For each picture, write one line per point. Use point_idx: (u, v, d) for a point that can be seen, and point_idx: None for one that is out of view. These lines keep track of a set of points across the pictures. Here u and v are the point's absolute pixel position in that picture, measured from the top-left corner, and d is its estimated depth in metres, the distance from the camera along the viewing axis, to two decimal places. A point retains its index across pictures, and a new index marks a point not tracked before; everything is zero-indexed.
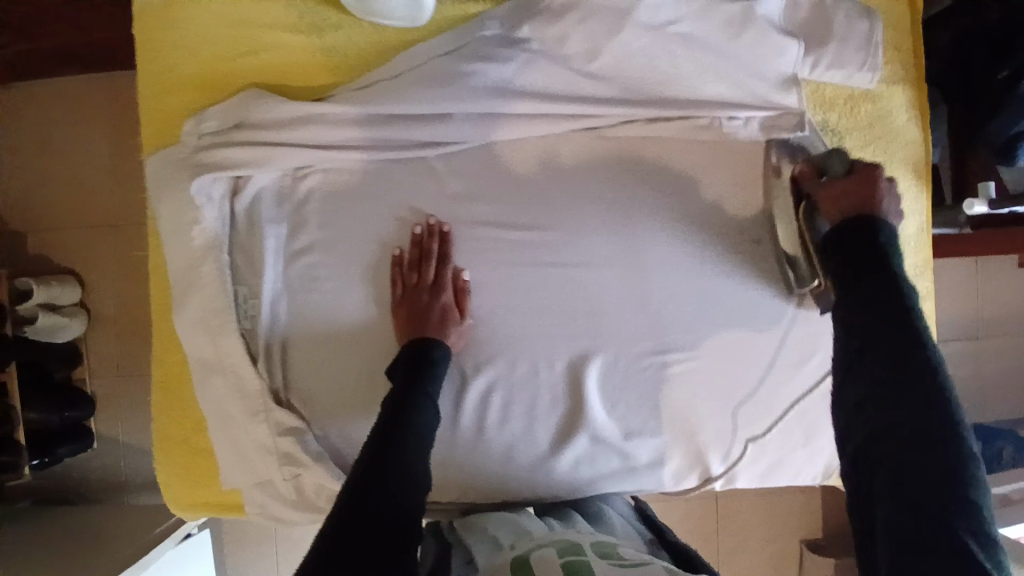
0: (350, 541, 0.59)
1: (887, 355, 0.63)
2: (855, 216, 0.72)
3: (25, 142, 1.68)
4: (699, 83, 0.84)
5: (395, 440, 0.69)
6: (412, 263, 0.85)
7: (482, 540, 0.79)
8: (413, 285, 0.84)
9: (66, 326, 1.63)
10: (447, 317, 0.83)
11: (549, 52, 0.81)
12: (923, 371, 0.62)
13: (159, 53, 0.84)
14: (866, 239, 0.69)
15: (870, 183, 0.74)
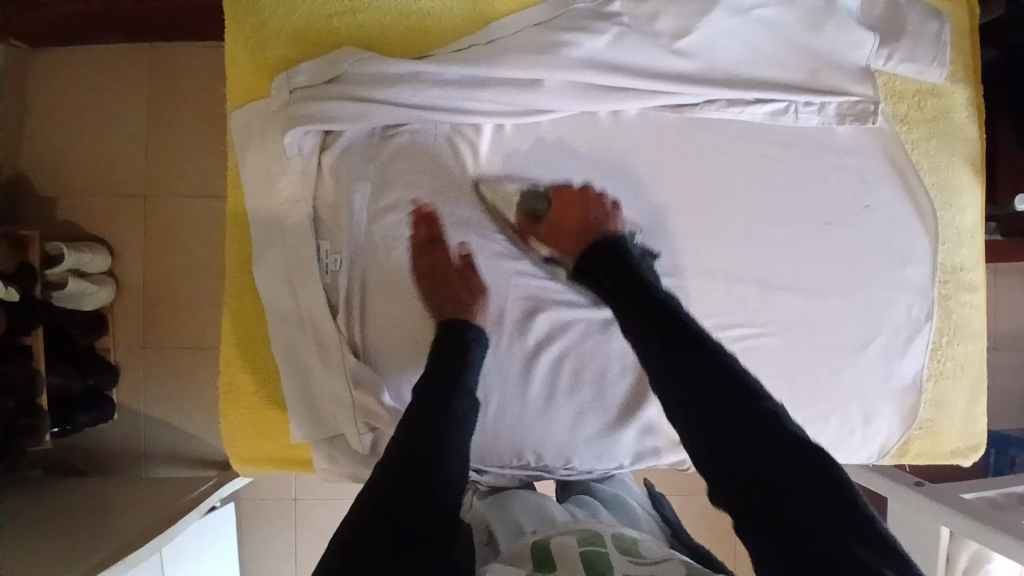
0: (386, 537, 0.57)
1: (692, 360, 0.68)
2: (588, 247, 0.83)
3: (59, 107, 1.66)
4: (780, 69, 0.86)
5: (440, 425, 0.68)
6: (416, 248, 0.84)
7: (505, 519, 0.79)
8: (422, 270, 0.83)
9: (93, 293, 1.61)
10: (475, 299, 0.82)
11: (639, 28, 0.83)
12: (722, 367, 0.67)
13: (252, 5, 0.84)
14: (612, 265, 0.80)
15: (581, 204, 0.85)
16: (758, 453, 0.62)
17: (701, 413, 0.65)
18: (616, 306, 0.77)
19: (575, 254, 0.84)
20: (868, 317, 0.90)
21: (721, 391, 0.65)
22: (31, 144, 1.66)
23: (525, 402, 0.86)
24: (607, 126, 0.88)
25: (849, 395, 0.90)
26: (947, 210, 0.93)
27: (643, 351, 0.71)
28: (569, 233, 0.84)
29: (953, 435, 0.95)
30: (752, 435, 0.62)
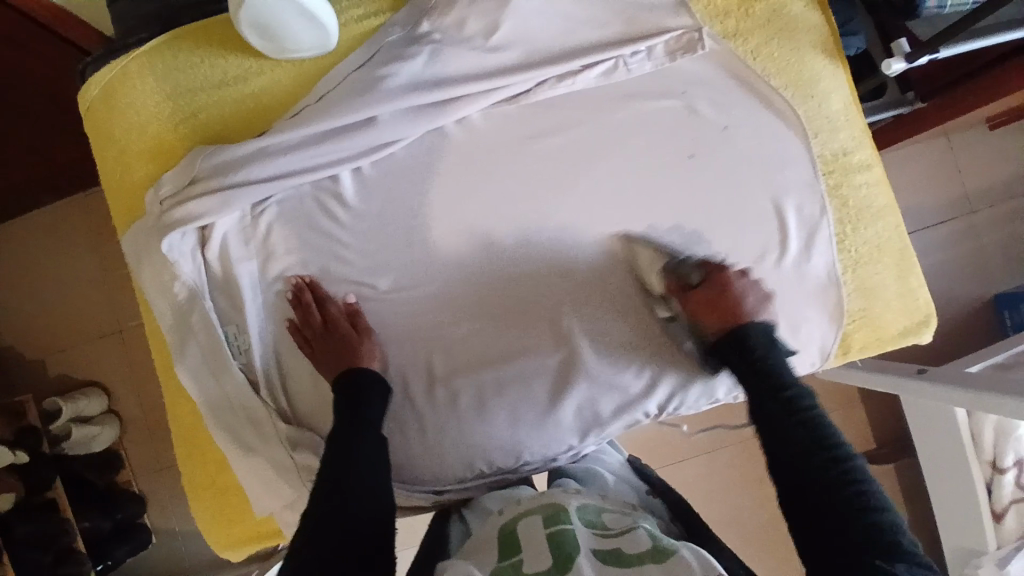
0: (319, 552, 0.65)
1: (791, 415, 0.71)
2: (725, 330, 0.82)
3: (21, 275, 1.78)
4: (595, 30, 0.89)
5: (357, 450, 0.75)
6: (303, 323, 0.88)
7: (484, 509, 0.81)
8: (312, 339, 0.87)
9: (98, 435, 1.68)
10: (358, 340, 0.86)
11: (451, 39, 0.86)
12: (807, 409, 0.72)
13: (110, 140, 0.92)
14: (741, 349, 0.80)
15: (726, 290, 0.84)
16: (835, 511, 0.64)
17: (794, 487, 0.68)
18: (739, 377, 0.78)
19: (716, 332, 0.83)
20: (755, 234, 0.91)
21: (810, 452, 0.68)
22: (7, 318, 1.78)
23: (458, 415, 0.89)
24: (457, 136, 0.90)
25: (767, 310, 0.91)
26: (809, 103, 0.92)
27: (753, 406, 0.75)
28: (728, 312, 0.82)
29: (896, 316, 0.94)
30: (836, 477, 0.66)
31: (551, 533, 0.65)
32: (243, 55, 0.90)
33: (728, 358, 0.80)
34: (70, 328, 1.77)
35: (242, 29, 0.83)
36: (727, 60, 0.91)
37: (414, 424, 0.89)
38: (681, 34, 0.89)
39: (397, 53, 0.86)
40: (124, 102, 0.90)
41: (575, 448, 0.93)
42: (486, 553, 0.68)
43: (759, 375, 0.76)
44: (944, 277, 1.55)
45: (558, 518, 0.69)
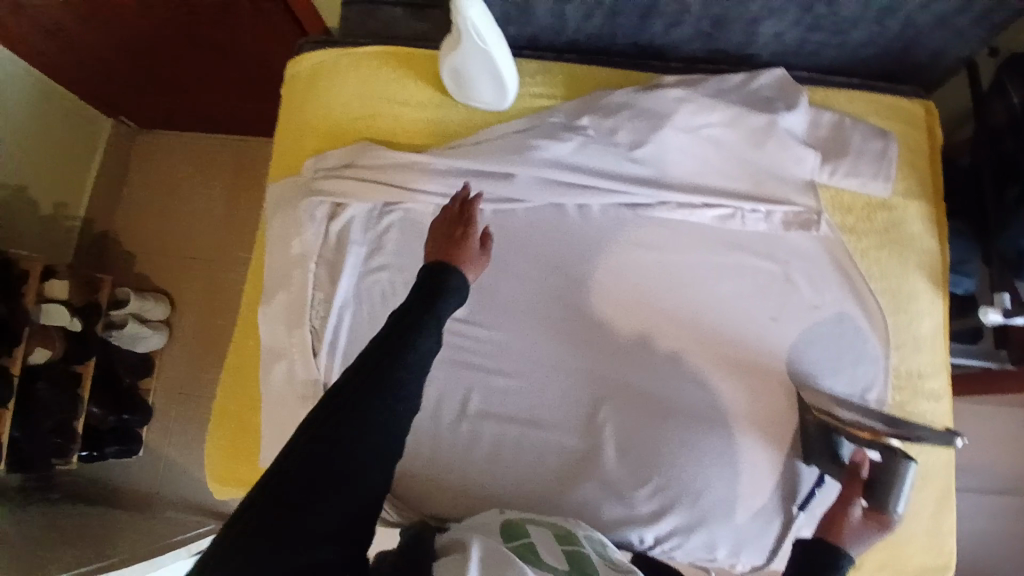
0: (296, 492, 0.59)
1: None
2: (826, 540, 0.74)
3: (157, 179, 2.01)
4: (726, 179, 0.98)
5: (388, 387, 0.63)
6: (451, 215, 0.83)
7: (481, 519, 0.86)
8: (449, 224, 0.81)
9: (147, 337, 1.82)
10: (477, 251, 0.79)
11: (601, 138, 0.97)
12: None
13: (297, 110, 1.08)
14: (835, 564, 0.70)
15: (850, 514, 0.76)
16: None
17: None
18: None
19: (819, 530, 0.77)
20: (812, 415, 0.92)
21: None
22: (126, 209, 2.01)
23: (471, 456, 0.93)
24: (573, 219, 0.99)
25: (790, 489, 0.92)
26: (899, 318, 0.95)
27: None
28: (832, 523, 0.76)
29: (917, 551, 0.92)
30: None
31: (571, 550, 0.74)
32: (431, 87, 1.05)
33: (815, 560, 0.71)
34: (171, 238, 1.97)
35: (444, 75, 0.98)
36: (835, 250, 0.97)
37: (429, 448, 0.94)
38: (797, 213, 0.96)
39: (555, 130, 0.98)
40: (326, 86, 1.07)
41: None
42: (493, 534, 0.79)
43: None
44: (984, 544, 1.44)
45: (573, 544, 0.78)
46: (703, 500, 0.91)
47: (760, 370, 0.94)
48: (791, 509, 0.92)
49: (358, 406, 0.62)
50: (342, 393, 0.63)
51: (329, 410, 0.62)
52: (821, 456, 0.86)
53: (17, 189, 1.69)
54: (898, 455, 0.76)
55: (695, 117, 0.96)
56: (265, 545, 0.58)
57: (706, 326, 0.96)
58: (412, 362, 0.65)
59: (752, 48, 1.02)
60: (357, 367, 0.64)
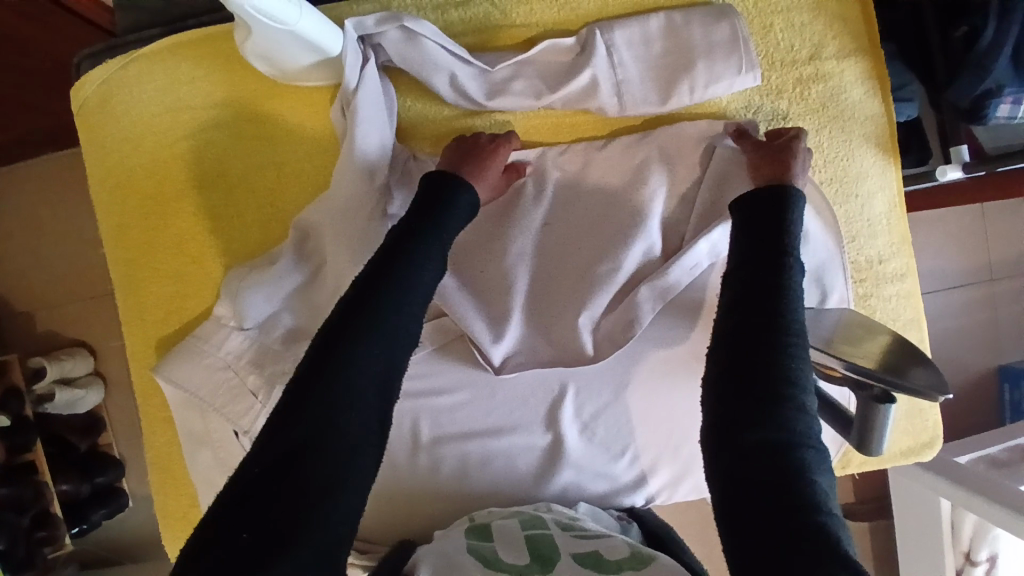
0: (307, 391, 0.59)
1: (762, 352, 0.62)
2: None
3: (23, 222, 1.78)
4: (633, 101, 0.81)
5: (389, 288, 0.64)
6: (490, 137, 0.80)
7: (455, 531, 0.77)
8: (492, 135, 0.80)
9: (84, 396, 1.69)
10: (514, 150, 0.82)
11: (467, 86, 0.78)
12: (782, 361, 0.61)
13: (102, 144, 0.86)
14: (763, 324, 0.63)
15: None
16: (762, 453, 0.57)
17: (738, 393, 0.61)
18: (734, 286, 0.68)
19: None
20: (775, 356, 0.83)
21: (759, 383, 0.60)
22: (4, 267, 1.80)
23: (439, 484, 0.86)
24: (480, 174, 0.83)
25: None
26: (849, 204, 0.86)
27: (731, 311, 0.66)
28: None
29: (897, 434, 0.90)
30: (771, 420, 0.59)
31: (526, 540, 0.71)
32: (251, 77, 0.83)
33: (743, 313, 0.64)
34: (64, 284, 1.78)
35: (251, 61, 0.76)
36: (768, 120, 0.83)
37: (393, 486, 0.87)
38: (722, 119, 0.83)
39: (388, 57, 0.79)
40: (122, 107, 0.85)
41: None
42: (456, 535, 0.76)
43: (746, 343, 0.63)
44: (967, 352, 1.45)
45: (533, 525, 0.75)
46: (681, 449, 0.87)
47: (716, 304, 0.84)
48: None
49: (336, 351, 0.61)
50: (358, 290, 0.64)
51: (350, 297, 0.64)
52: None
53: None
54: (873, 402, 0.68)
55: (596, 37, 0.79)
56: (255, 492, 0.55)
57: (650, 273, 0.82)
58: (409, 266, 0.66)
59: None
60: (378, 250, 0.68)
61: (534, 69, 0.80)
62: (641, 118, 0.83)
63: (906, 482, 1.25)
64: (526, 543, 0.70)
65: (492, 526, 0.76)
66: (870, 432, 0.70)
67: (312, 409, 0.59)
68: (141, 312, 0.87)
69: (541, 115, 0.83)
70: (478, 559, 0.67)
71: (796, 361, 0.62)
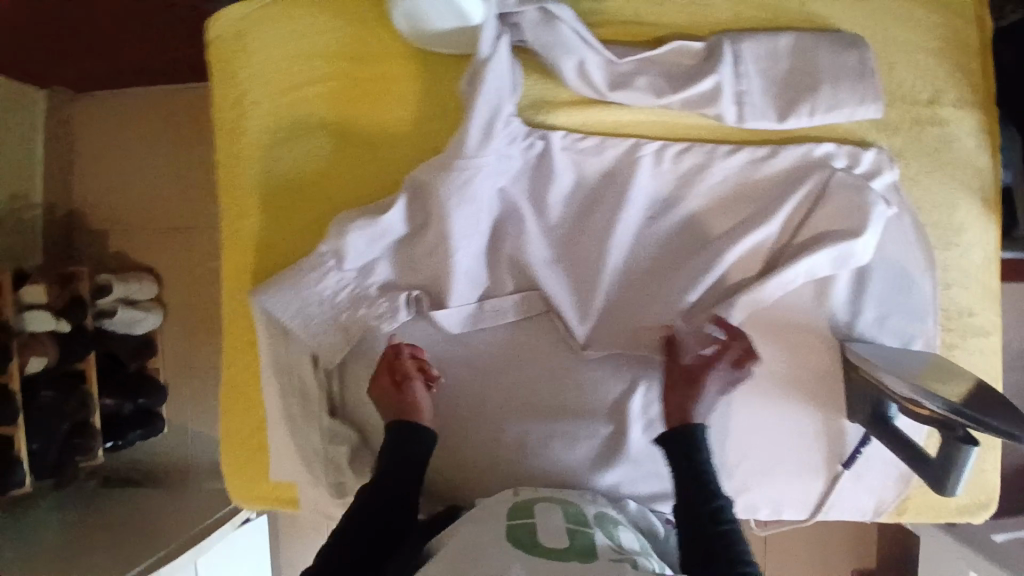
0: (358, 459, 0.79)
1: None
2: None
3: (109, 147, 1.87)
4: (750, 114, 0.82)
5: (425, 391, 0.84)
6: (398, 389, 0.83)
7: (493, 509, 0.79)
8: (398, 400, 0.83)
9: (142, 319, 1.78)
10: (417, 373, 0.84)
11: (591, 74, 0.80)
12: None
13: (231, 76, 0.91)
14: None
15: None
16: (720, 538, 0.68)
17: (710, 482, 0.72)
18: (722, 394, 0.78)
19: None
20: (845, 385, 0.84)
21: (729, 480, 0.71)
22: (85, 188, 1.88)
23: (496, 454, 0.88)
24: (593, 158, 0.84)
25: (846, 455, 0.86)
26: (947, 251, 0.85)
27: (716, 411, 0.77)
28: None
29: (956, 490, 0.89)
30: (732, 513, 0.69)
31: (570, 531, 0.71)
32: (384, 35, 0.87)
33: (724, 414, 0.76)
34: (139, 212, 1.87)
35: (396, 19, 0.79)
36: (883, 150, 0.83)
37: (451, 451, 0.89)
38: (837, 145, 0.83)
39: (523, 37, 0.80)
40: (256, 46, 0.89)
41: None
42: (498, 516, 0.77)
43: None
44: None
45: (577, 521, 0.75)
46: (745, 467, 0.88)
47: (801, 326, 0.85)
48: (836, 468, 0.87)
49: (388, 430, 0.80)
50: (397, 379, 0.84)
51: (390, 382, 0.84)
52: (863, 411, 0.82)
53: None
54: (956, 442, 0.70)
55: (725, 47, 0.81)
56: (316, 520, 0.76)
57: (744, 281, 0.83)
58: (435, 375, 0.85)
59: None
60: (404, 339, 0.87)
61: (658, 68, 0.81)
62: (754, 133, 0.84)
63: (937, 546, 1.23)
64: (564, 536, 0.70)
65: (536, 511, 0.77)
66: (947, 472, 0.72)
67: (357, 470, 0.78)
68: (239, 242, 0.92)
69: (657, 115, 0.84)
70: (515, 543, 0.68)
71: None
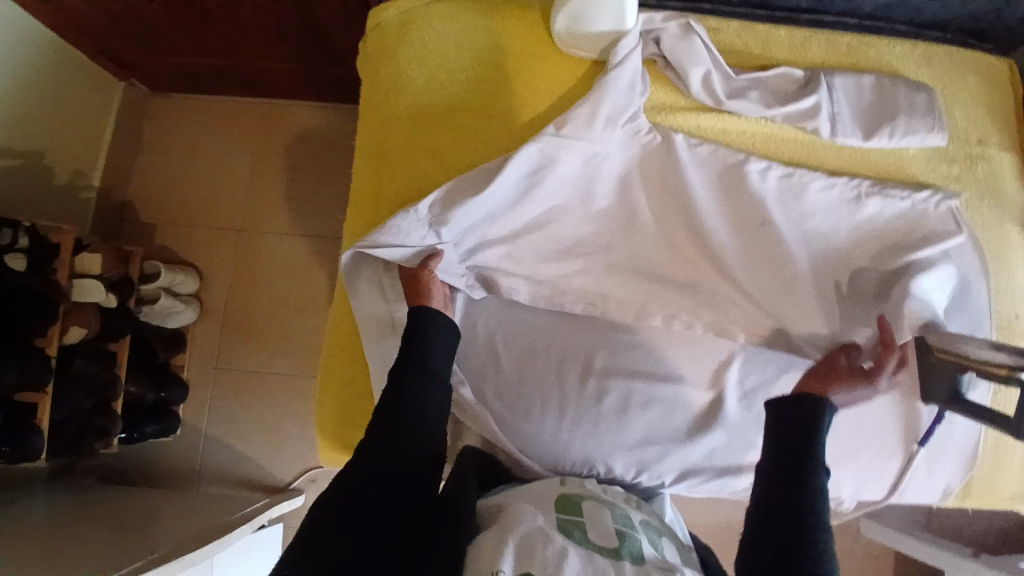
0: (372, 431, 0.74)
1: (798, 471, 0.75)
2: None
3: (176, 145, 1.94)
4: (840, 132, 0.98)
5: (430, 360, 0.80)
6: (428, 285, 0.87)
7: (539, 497, 0.79)
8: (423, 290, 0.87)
9: (179, 312, 1.78)
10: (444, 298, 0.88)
11: (716, 85, 0.96)
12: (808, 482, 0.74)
13: (392, 57, 1.03)
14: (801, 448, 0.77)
15: None
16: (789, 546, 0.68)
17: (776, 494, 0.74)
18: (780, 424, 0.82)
19: None
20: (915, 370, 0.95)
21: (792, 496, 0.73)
22: (143, 178, 1.93)
23: (600, 414, 0.91)
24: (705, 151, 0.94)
25: (924, 440, 0.96)
26: (997, 264, 1.00)
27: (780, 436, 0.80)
28: None
29: (1012, 481, 0.98)
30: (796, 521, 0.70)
31: (617, 532, 0.71)
32: (533, 39, 1.02)
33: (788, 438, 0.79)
34: (194, 209, 1.92)
35: (557, 18, 0.95)
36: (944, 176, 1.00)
37: (557, 410, 0.91)
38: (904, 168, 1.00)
39: (659, 49, 0.96)
40: (419, 35, 1.03)
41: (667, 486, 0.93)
42: (549, 505, 0.77)
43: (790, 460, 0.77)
44: None
45: (624, 523, 0.75)
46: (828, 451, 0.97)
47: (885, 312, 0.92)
48: (911, 447, 0.96)
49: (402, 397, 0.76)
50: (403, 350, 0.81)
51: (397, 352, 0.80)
52: (941, 393, 0.92)
53: (32, 157, 1.58)
54: None
55: (821, 77, 0.98)
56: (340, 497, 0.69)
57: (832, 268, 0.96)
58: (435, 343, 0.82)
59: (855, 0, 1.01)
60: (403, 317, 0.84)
61: (766, 88, 0.99)
62: (840, 150, 1.00)
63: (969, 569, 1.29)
64: (613, 535, 0.70)
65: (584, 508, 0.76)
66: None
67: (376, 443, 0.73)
68: (365, 198, 1.02)
69: (761, 125, 0.99)
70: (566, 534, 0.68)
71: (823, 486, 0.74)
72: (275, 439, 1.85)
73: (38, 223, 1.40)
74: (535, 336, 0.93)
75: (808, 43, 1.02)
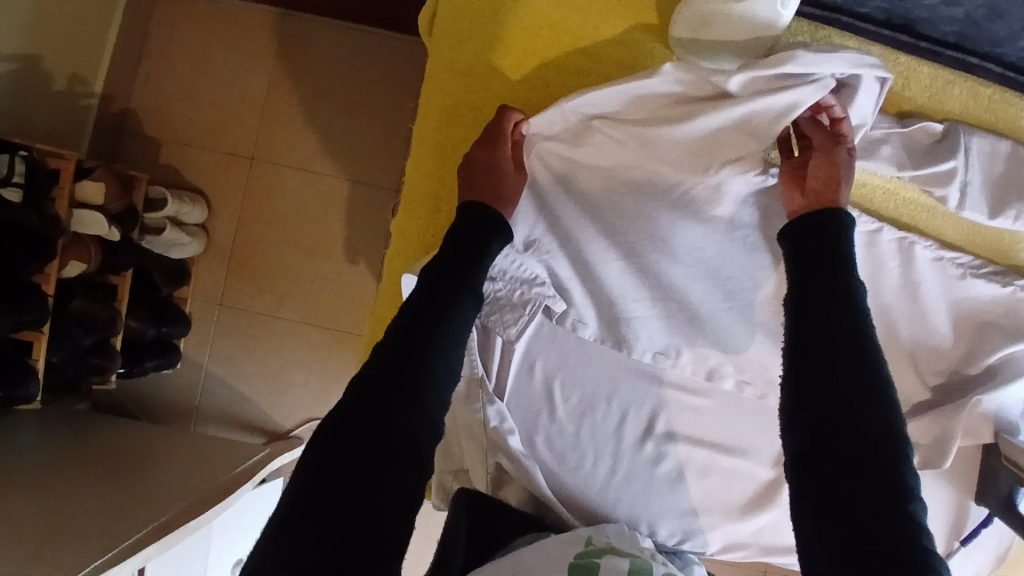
0: (370, 391, 0.71)
1: (837, 360, 0.68)
2: None
3: (188, 52, 1.73)
4: (963, 206, 0.86)
5: (433, 321, 0.75)
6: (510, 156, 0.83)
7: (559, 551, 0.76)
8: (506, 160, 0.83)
9: (184, 244, 1.66)
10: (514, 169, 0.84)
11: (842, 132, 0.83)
12: (856, 371, 0.68)
13: (472, 31, 0.86)
14: (835, 315, 0.70)
15: None
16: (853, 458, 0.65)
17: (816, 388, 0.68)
18: (798, 287, 0.73)
19: None
20: (967, 466, 0.93)
21: (842, 392, 0.67)
22: (150, 85, 1.73)
23: (653, 476, 0.88)
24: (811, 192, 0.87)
25: (968, 540, 0.93)
26: None
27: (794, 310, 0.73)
28: None
29: None
30: (860, 428, 0.66)
31: None
32: (642, 35, 0.85)
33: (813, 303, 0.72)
34: (205, 129, 1.74)
35: (682, 18, 0.77)
36: None
37: (607, 464, 0.88)
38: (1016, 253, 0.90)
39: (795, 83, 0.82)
40: (509, 7, 0.85)
41: (706, 553, 0.91)
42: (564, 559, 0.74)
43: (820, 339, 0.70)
44: None
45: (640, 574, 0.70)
46: None
47: (973, 413, 0.87)
48: (953, 544, 0.94)
49: (407, 362, 0.72)
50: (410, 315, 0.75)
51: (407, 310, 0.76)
52: (994, 499, 0.89)
53: (29, 57, 1.39)
54: None
55: (959, 136, 0.85)
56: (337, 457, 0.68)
57: (913, 354, 0.90)
58: (446, 312, 0.76)
59: (1006, 46, 0.85)
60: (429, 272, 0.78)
61: (901, 140, 0.86)
62: (959, 224, 0.89)
63: None
64: None
65: (601, 560, 0.73)
66: None
67: (367, 404, 0.70)
68: (422, 201, 0.90)
69: (885, 183, 0.88)
70: None
71: (869, 373, 0.68)
72: (277, 384, 1.79)
73: (34, 147, 1.26)
74: (597, 387, 0.87)
75: (952, 87, 0.87)
